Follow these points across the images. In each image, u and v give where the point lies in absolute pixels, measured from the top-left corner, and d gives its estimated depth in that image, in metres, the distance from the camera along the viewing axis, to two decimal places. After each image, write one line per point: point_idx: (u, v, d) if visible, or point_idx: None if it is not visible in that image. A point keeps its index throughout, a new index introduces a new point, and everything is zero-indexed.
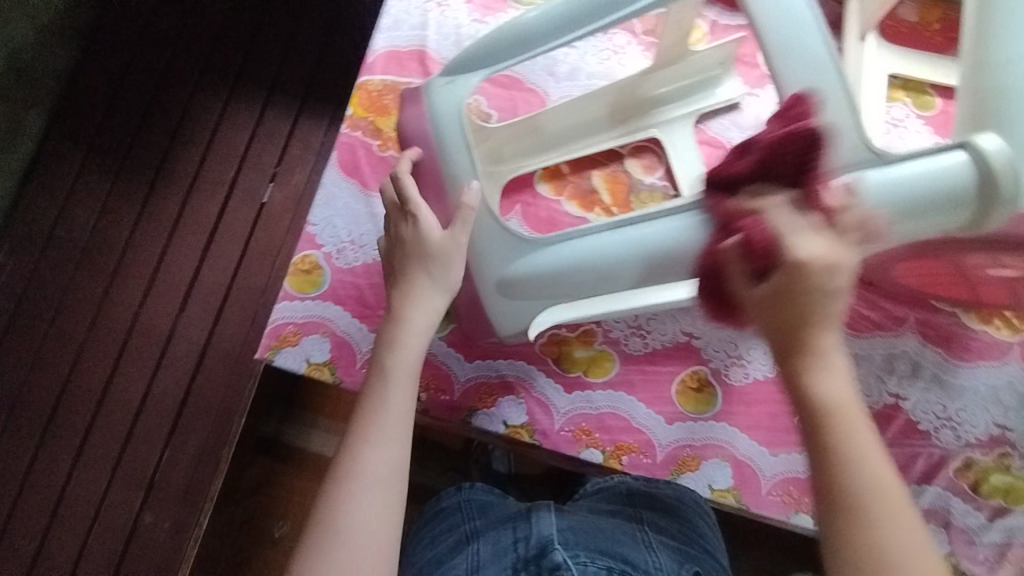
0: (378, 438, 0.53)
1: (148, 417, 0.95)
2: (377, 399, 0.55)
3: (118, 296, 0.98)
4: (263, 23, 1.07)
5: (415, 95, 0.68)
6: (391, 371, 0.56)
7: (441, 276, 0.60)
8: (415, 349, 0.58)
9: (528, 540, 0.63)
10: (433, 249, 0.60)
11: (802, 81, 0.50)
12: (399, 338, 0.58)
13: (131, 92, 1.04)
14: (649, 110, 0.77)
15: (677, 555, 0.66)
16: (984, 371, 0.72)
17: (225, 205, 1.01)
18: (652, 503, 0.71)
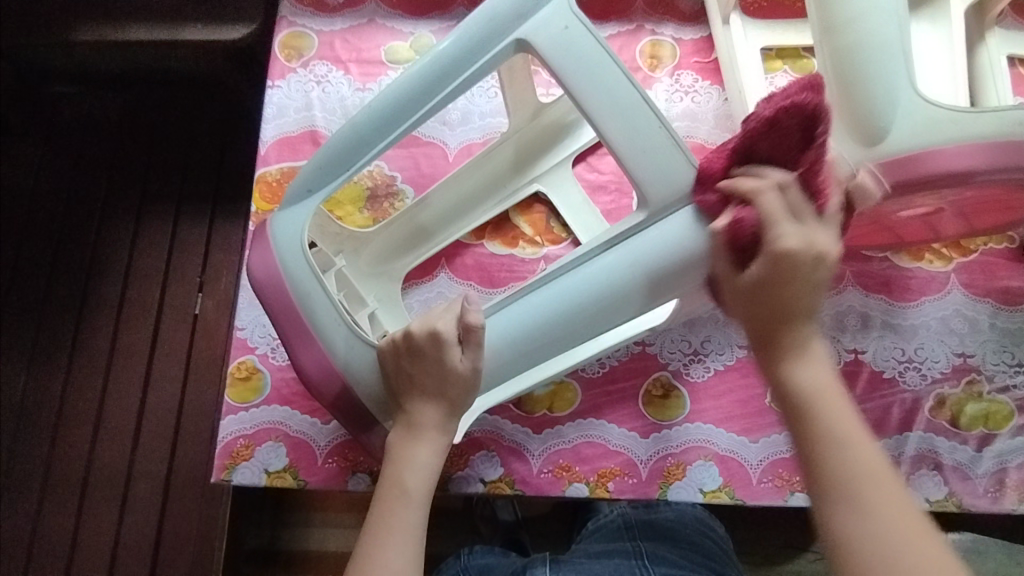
0: (394, 564, 0.51)
1: (125, 564, 0.89)
2: (387, 521, 0.53)
3: (67, 448, 0.93)
4: (157, 136, 1.05)
5: (298, 329, 0.60)
6: (410, 493, 0.55)
7: (458, 405, 0.57)
8: (422, 465, 0.56)
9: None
10: (455, 378, 0.56)
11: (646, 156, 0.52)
12: (405, 455, 0.56)
13: (38, 237, 1.01)
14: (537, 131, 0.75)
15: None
16: (930, 305, 0.72)
17: (157, 325, 0.98)
18: (649, 532, 0.67)
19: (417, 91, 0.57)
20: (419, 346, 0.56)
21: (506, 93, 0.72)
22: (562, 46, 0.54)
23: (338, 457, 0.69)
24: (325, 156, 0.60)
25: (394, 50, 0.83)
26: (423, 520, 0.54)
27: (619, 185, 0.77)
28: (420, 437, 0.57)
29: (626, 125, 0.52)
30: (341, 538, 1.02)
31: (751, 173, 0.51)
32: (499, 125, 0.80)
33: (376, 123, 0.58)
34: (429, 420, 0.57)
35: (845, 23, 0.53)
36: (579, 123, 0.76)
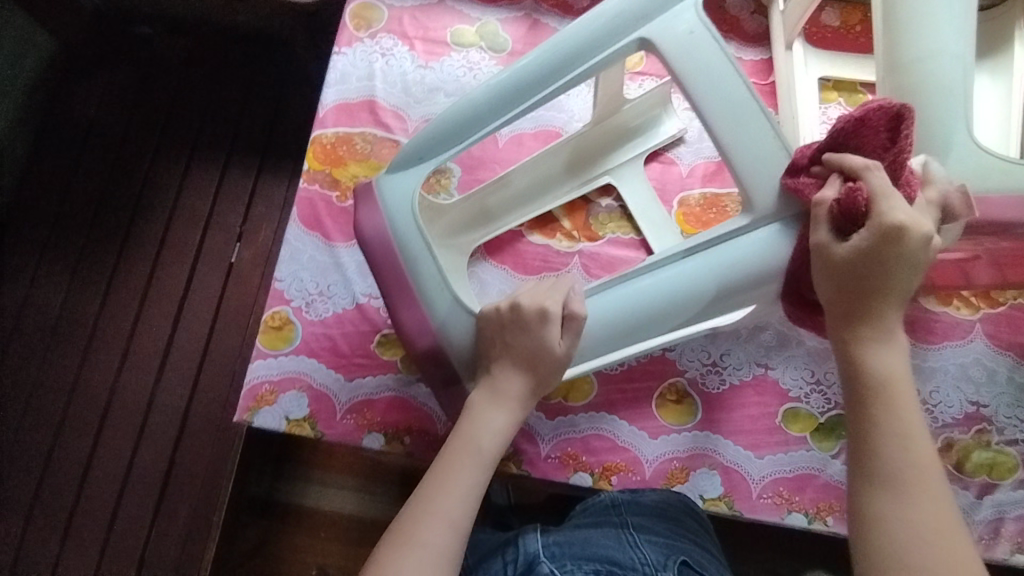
0: (447, 520, 0.50)
1: (134, 491, 0.93)
2: (450, 471, 0.53)
3: (93, 372, 0.97)
4: (217, 87, 1.08)
5: (399, 291, 0.62)
6: (482, 453, 0.54)
7: (541, 382, 0.57)
8: (493, 434, 0.55)
9: (517, 559, 0.59)
10: (548, 356, 0.56)
11: (755, 166, 0.53)
12: (478, 420, 0.56)
13: (89, 167, 1.05)
14: (614, 139, 0.78)
15: (666, 548, 0.60)
16: (951, 350, 0.73)
17: (193, 269, 1.01)
18: (635, 508, 0.64)
19: (541, 72, 0.57)
20: (525, 317, 0.56)
21: (597, 97, 0.73)
22: (687, 55, 0.54)
23: (357, 415, 0.72)
24: (443, 126, 0.60)
25: (460, 33, 0.85)
26: (486, 484, 0.53)
27: (661, 192, 0.79)
28: (498, 405, 0.56)
29: (742, 137, 0.53)
30: (338, 497, 1.05)
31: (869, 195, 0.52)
32: (552, 118, 0.82)
33: (495, 99, 0.58)
34: (512, 386, 0.57)
35: (914, 62, 0.54)
36: (642, 127, 0.79)
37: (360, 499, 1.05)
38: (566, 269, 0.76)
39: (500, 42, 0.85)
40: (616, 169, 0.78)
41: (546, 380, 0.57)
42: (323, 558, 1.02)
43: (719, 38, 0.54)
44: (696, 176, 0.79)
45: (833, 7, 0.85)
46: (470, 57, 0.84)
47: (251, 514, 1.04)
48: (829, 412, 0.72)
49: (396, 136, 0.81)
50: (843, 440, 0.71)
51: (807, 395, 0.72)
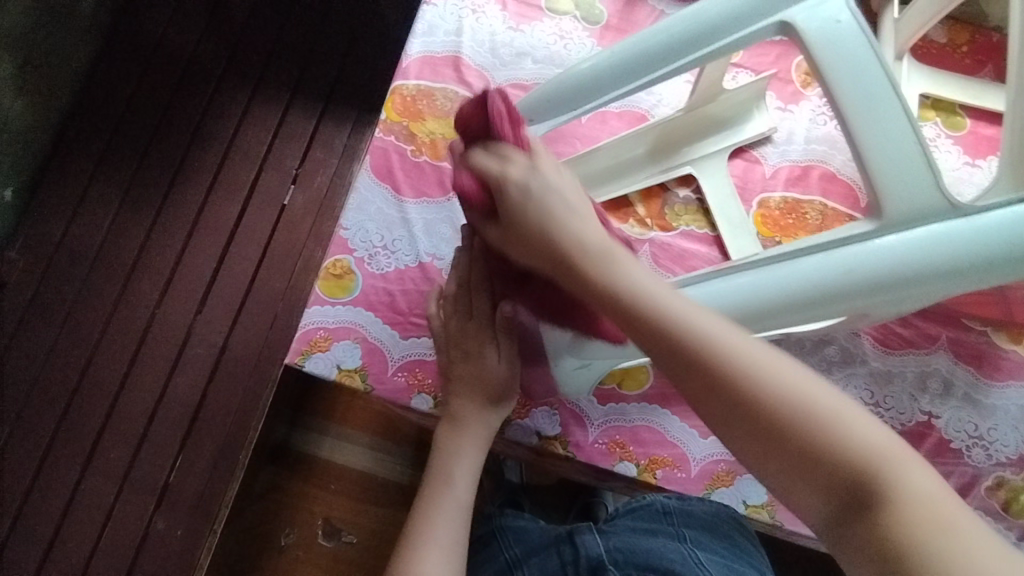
0: (443, 540, 0.55)
1: (164, 418, 0.93)
2: (435, 501, 0.58)
3: (135, 295, 0.96)
4: (288, 23, 1.06)
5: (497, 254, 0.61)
6: (453, 478, 0.59)
7: (498, 399, 0.62)
8: (470, 455, 0.60)
9: (578, 563, 0.63)
10: (492, 381, 0.61)
11: (890, 166, 0.51)
12: (457, 446, 0.60)
13: (151, 87, 1.03)
14: (710, 126, 0.77)
15: (723, 567, 0.66)
16: (1015, 390, 0.72)
17: (244, 205, 1.00)
18: (692, 520, 0.67)
19: (666, 50, 0.56)
20: (462, 350, 0.62)
21: (700, 82, 0.71)
22: (830, 41, 0.52)
23: (408, 373, 0.71)
24: (556, 91, 0.60)
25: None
26: (469, 504, 0.58)
27: (741, 190, 0.76)
28: (464, 431, 0.61)
29: (877, 136, 0.51)
30: (355, 453, 1.05)
31: (998, 212, 0.51)
32: (639, 99, 0.79)
33: (616, 71, 0.58)
34: (467, 411, 0.61)
35: None
36: (736, 119, 0.77)
37: (378, 458, 1.05)
38: (636, 255, 0.74)
39: (595, 13, 0.82)
40: (698, 160, 0.76)
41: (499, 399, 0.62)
42: (333, 509, 1.02)
43: (865, 25, 0.52)
44: (779, 179, 0.77)
45: (941, 23, 0.82)
46: (562, 26, 0.82)
47: (269, 457, 1.04)
48: None
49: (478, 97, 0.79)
50: None
51: None
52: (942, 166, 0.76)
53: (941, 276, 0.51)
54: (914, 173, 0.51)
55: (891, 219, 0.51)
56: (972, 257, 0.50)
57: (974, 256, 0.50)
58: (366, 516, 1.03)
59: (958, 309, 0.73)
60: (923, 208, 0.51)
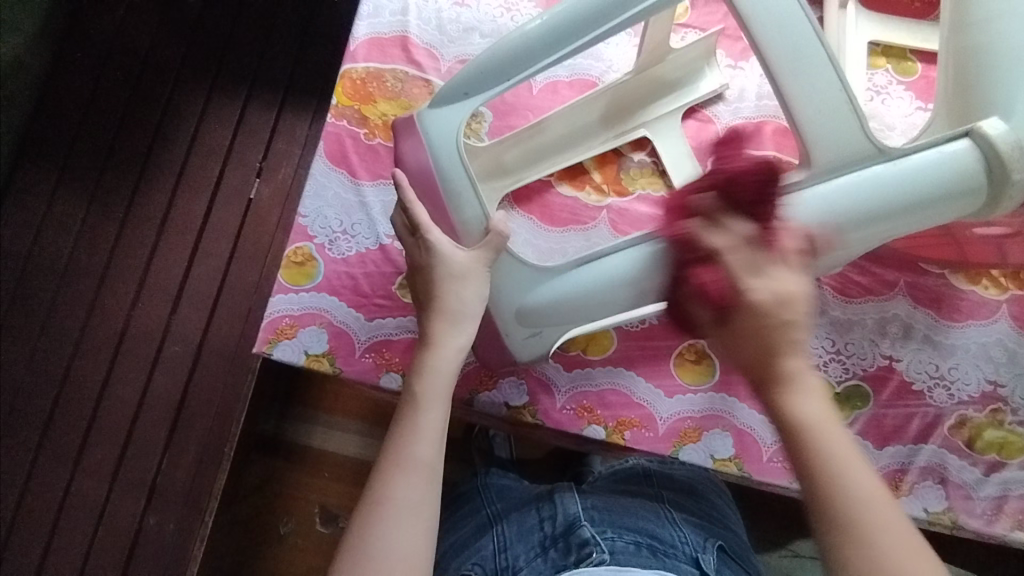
0: (427, 405, 0.55)
1: (148, 417, 0.94)
2: (406, 426, 0.54)
3: (110, 299, 0.97)
4: (242, 16, 1.05)
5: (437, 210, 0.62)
6: (421, 397, 0.55)
7: (466, 302, 0.58)
8: (452, 345, 0.57)
9: (555, 519, 0.62)
10: (452, 283, 0.58)
11: (815, 112, 0.52)
12: (431, 365, 0.57)
13: (109, 91, 1.02)
14: (659, 90, 0.77)
15: (701, 531, 0.65)
16: (974, 329, 0.73)
17: (211, 202, 1.00)
18: (670, 484, 0.71)
19: (595, 13, 0.57)
20: (421, 262, 0.60)
21: (644, 43, 0.72)
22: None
23: (376, 354, 0.72)
24: (492, 62, 0.59)
25: None
26: (441, 424, 0.55)
27: (695, 150, 0.77)
28: (430, 345, 0.58)
29: (806, 84, 0.52)
30: (343, 439, 1.06)
31: (925, 153, 0.52)
32: (589, 67, 0.80)
33: (547, 39, 0.58)
34: (432, 323, 0.58)
35: (981, 21, 0.55)
36: (686, 81, 0.78)
37: (366, 443, 1.06)
38: (594, 223, 0.75)
39: None
40: (651, 123, 0.76)
41: (464, 305, 0.58)
42: (327, 495, 1.04)
43: None
44: None
45: None
46: None
47: (259, 450, 1.06)
48: (845, 382, 0.72)
49: (427, 75, 0.79)
50: (857, 410, 0.71)
51: (825, 364, 0.72)
52: (893, 113, 0.76)
53: (875, 222, 0.53)
54: (840, 120, 0.52)
55: (823, 167, 0.52)
56: (900, 202, 0.52)
57: (903, 199, 0.52)
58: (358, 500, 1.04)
59: (915, 254, 0.74)
60: (850, 155, 0.52)
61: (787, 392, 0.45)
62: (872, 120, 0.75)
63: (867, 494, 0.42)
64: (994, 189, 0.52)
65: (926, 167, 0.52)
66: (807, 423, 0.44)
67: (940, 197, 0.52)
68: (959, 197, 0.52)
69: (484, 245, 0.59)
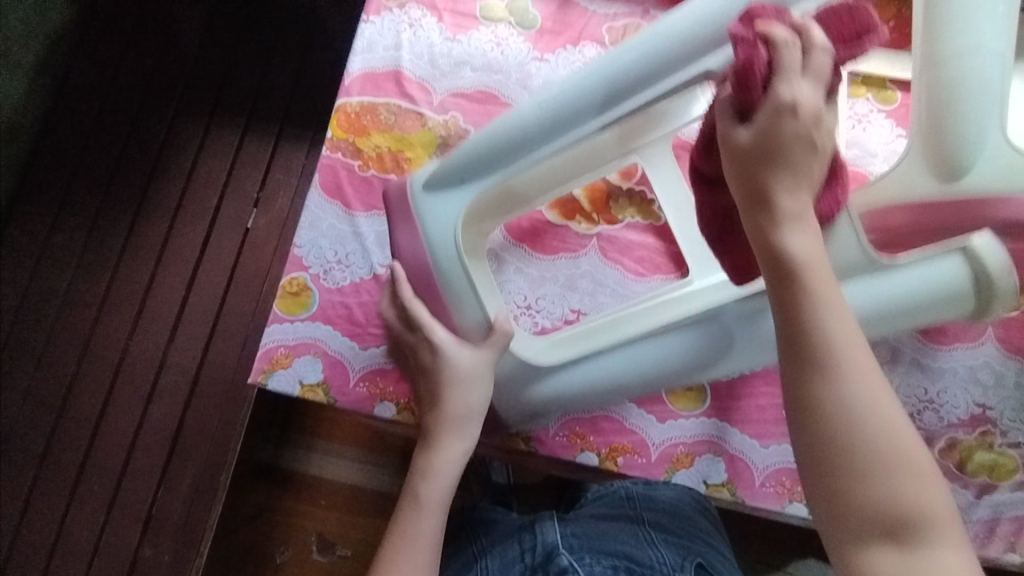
0: (446, 434, 0.62)
1: (145, 446, 0.94)
2: (407, 529, 0.59)
3: (108, 328, 0.98)
4: (241, 50, 1.08)
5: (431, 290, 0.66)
6: (422, 501, 0.60)
7: (469, 407, 0.63)
8: (457, 406, 0.62)
9: (535, 549, 0.63)
10: (456, 388, 0.63)
11: None
12: (432, 469, 0.61)
13: (110, 124, 1.05)
14: None
15: (682, 551, 0.66)
16: (961, 352, 0.74)
17: (209, 232, 1.02)
18: (652, 505, 0.71)
19: (588, 108, 0.60)
20: (423, 362, 0.65)
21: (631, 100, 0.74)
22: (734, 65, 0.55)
23: (370, 383, 0.73)
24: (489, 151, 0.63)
25: (490, 6, 0.84)
26: (440, 527, 0.60)
27: None
28: (435, 447, 0.62)
29: None
30: (340, 466, 1.07)
31: (918, 268, 0.58)
32: None
33: (544, 131, 0.61)
34: (437, 425, 0.63)
35: (953, 56, 0.56)
36: None
37: (363, 470, 1.06)
38: (584, 251, 0.76)
39: (529, 18, 0.84)
40: None
41: (467, 407, 0.63)
42: (324, 524, 1.04)
43: None
44: None
45: None
46: (498, 32, 0.84)
47: (256, 477, 1.06)
48: None
49: (420, 108, 0.81)
50: None
51: None
52: (875, 141, 0.78)
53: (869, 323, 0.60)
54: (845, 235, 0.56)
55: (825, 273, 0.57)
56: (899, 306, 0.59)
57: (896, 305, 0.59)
58: (355, 528, 1.04)
59: None
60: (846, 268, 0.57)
61: (815, 292, 0.44)
62: (855, 148, 0.77)
63: (859, 424, 0.42)
64: (981, 300, 0.58)
65: (918, 278, 0.58)
66: (819, 335, 0.43)
67: (928, 303, 0.59)
68: (948, 305, 0.59)
69: (488, 344, 0.63)
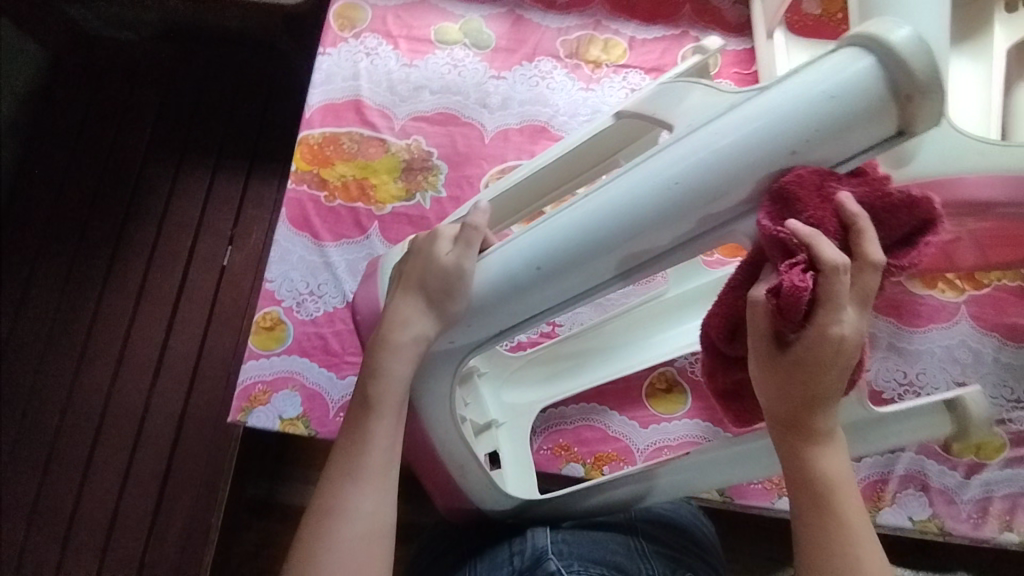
0: (364, 475, 0.52)
1: (133, 493, 0.93)
2: (361, 435, 0.53)
3: (90, 377, 0.97)
4: (206, 90, 1.09)
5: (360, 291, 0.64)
6: (374, 402, 0.54)
7: (435, 293, 0.54)
8: (400, 375, 0.54)
9: (524, 553, 0.61)
10: (440, 272, 0.53)
11: None
12: (385, 367, 0.54)
13: (80, 173, 1.05)
14: None
15: (677, 565, 0.62)
16: (936, 333, 0.74)
17: (186, 272, 1.02)
18: (649, 515, 0.67)
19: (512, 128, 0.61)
20: (419, 246, 0.57)
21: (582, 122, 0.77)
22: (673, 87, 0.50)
23: None
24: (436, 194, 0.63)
25: (444, 31, 0.86)
26: (395, 434, 0.54)
27: None
28: (396, 330, 0.54)
29: None
30: None
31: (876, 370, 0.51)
32: (537, 112, 0.82)
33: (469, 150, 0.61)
34: (405, 309, 0.54)
35: None
36: None
37: None
38: None
39: (484, 39, 0.85)
40: None
41: (438, 291, 0.53)
42: None
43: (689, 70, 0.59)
44: None
45: None
46: (454, 55, 0.85)
47: (252, 515, 1.04)
48: None
49: (382, 134, 0.81)
50: None
51: None
52: None
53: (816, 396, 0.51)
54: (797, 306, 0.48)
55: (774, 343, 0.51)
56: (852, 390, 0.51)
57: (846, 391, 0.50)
58: None
59: None
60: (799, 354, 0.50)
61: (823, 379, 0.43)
62: None
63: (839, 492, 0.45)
64: None
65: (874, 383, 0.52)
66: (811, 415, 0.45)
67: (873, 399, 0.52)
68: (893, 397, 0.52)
69: (466, 239, 0.54)
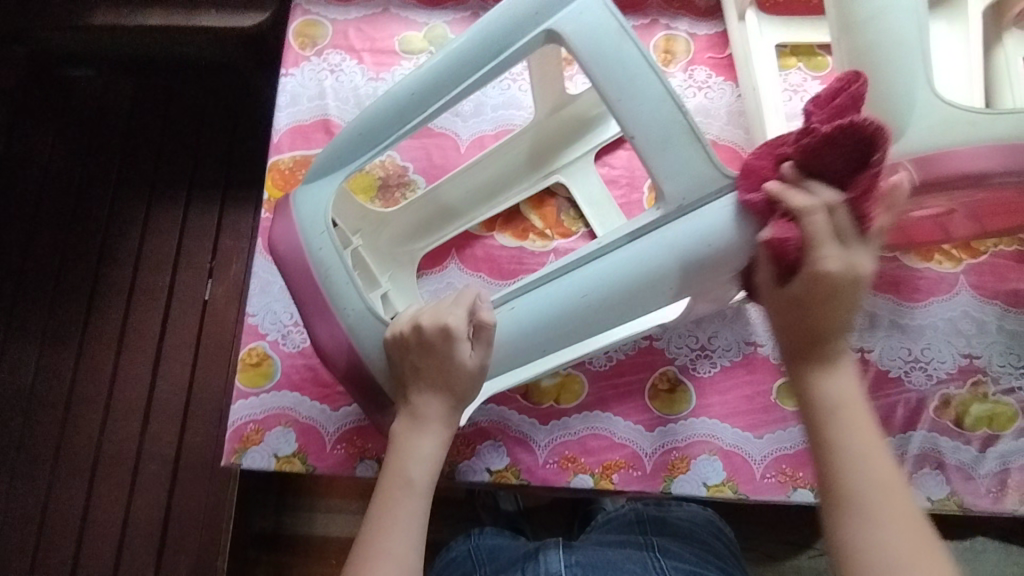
0: (396, 553, 0.50)
1: (134, 540, 0.91)
2: (388, 519, 0.52)
3: (79, 427, 0.94)
4: (171, 120, 1.06)
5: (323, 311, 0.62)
6: (413, 484, 0.54)
7: (459, 397, 0.57)
8: (427, 455, 0.56)
9: None
10: (461, 372, 0.56)
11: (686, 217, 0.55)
12: (413, 451, 0.56)
13: (49, 217, 1.02)
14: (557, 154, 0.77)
15: None
16: (937, 306, 0.73)
17: (167, 309, 0.99)
18: (662, 527, 0.68)
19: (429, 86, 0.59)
20: (430, 340, 0.56)
21: (536, 87, 0.73)
22: (650, 123, 0.53)
23: (346, 444, 0.70)
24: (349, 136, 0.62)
25: (408, 40, 0.84)
26: (425, 512, 0.54)
27: (631, 179, 0.78)
28: (421, 431, 0.56)
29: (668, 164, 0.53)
30: (343, 521, 1.03)
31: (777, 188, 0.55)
32: (511, 116, 0.80)
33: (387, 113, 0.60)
34: (428, 400, 0.57)
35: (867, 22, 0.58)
36: (603, 117, 0.77)
37: None
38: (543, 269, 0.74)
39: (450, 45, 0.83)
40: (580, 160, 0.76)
41: (463, 393, 0.57)
42: None
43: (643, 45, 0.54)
44: None
45: None
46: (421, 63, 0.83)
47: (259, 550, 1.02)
48: None
49: None
50: None
51: None
52: None
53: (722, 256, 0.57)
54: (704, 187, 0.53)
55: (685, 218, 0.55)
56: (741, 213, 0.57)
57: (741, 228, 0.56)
58: None
59: None
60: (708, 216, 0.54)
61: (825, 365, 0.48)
62: (795, 120, 0.77)
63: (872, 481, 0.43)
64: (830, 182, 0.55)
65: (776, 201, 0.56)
66: (823, 405, 0.47)
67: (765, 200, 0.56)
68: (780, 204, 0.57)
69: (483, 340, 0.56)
